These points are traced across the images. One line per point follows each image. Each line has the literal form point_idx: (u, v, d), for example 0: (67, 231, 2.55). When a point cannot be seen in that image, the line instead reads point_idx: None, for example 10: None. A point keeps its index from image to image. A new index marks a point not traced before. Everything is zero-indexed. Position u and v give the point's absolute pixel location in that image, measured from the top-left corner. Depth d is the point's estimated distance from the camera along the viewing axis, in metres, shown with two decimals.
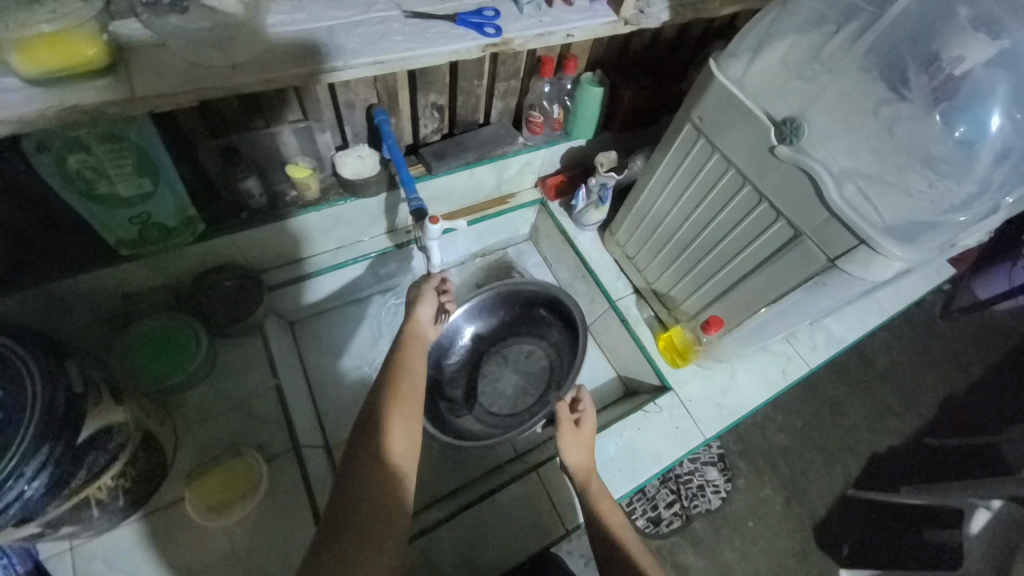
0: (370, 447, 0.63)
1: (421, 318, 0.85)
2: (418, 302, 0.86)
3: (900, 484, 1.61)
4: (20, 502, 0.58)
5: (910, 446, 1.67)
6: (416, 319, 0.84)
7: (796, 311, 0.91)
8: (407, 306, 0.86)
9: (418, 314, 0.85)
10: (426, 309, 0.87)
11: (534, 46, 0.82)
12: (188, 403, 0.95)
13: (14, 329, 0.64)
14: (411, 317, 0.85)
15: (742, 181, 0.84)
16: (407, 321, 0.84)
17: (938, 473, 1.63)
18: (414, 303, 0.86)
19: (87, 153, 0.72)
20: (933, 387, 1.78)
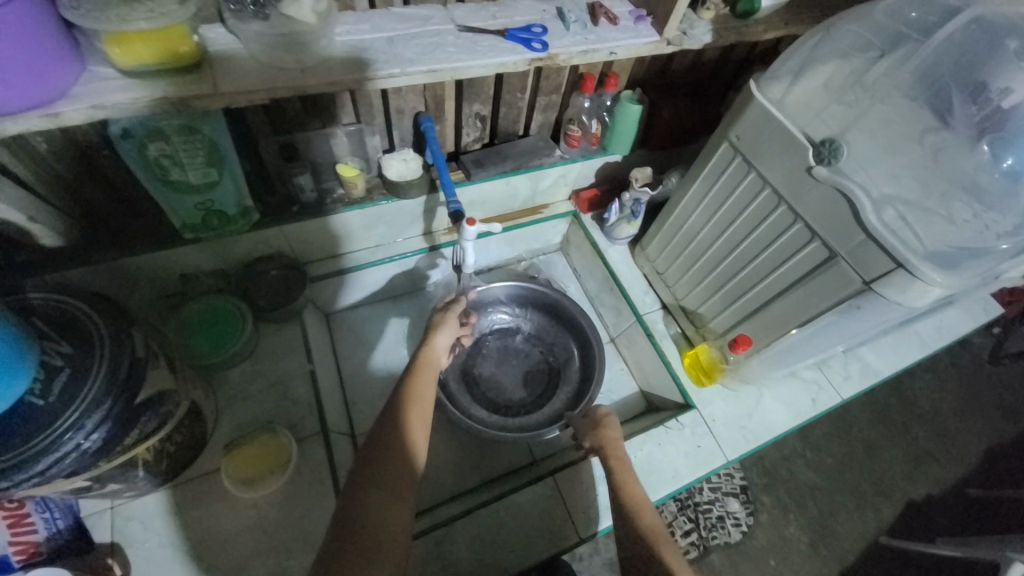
0: (376, 472, 0.65)
1: (438, 344, 0.87)
2: (439, 328, 0.89)
3: (935, 534, 1.53)
4: (77, 454, 0.62)
5: (946, 494, 1.59)
6: (433, 345, 0.86)
7: (828, 334, 0.90)
8: (428, 331, 0.89)
9: (436, 341, 0.87)
10: (446, 334, 0.89)
11: (578, 62, 0.86)
12: (229, 381, 1.01)
13: (88, 295, 0.71)
14: (429, 342, 0.86)
15: (778, 200, 0.85)
16: (424, 345, 0.86)
17: (971, 524, 1.57)
18: (435, 329, 0.89)
19: (166, 143, 0.80)
20: (976, 435, 1.69)
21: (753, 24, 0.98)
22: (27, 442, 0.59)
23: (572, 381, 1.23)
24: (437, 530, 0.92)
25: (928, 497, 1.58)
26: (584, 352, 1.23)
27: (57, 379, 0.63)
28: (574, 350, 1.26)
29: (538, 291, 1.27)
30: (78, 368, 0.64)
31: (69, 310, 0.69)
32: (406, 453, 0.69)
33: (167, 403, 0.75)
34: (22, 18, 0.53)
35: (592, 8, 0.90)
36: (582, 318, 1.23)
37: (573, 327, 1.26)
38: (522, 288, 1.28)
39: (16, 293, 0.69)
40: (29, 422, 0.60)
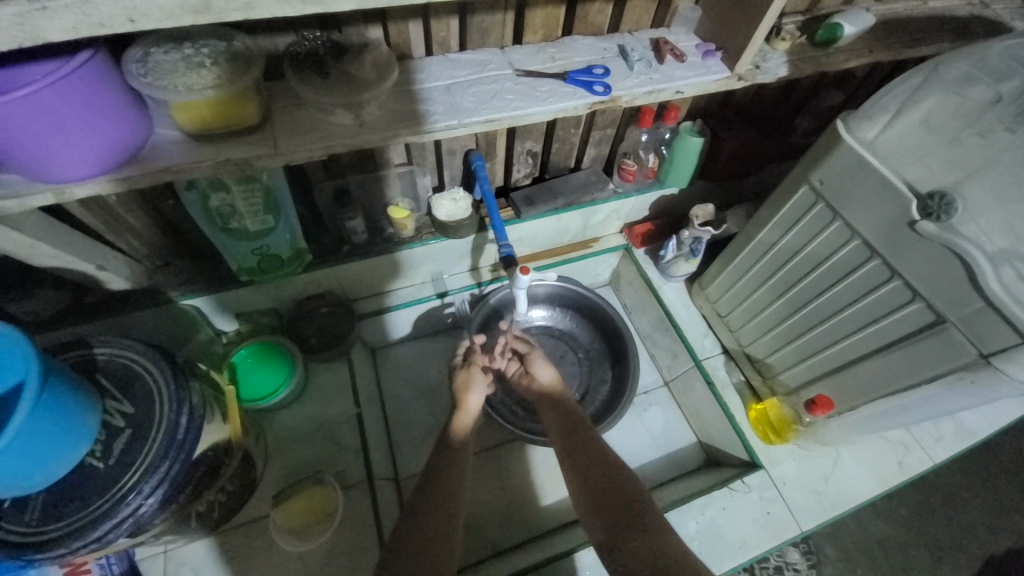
0: (423, 522, 0.68)
1: (471, 405, 0.88)
2: (469, 388, 0.89)
3: None
4: (134, 518, 0.62)
5: None
6: (465, 411, 0.87)
7: (931, 406, 0.79)
8: (458, 394, 0.89)
9: (470, 403, 0.88)
10: (476, 394, 0.89)
11: (641, 102, 0.81)
12: (278, 422, 1.02)
13: (145, 346, 0.70)
14: (461, 408, 0.87)
15: (870, 253, 0.76)
16: (457, 411, 0.87)
17: None
18: (464, 391, 0.89)
19: (226, 194, 0.81)
20: None
21: (834, 53, 0.90)
22: (91, 505, 0.60)
23: (602, 398, 1.17)
24: None
25: (1014, 553, 1.39)
26: (618, 350, 1.19)
27: (118, 439, 0.64)
28: (610, 368, 1.20)
29: (582, 297, 1.22)
30: (137, 427, 0.65)
31: (130, 366, 0.69)
32: (449, 520, 0.70)
33: (222, 453, 0.74)
34: (85, 86, 0.53)
35: (657, 45, 0.85)
36: (622, 331, 1.18)
37: (614, 339, 1.20)
38: (565, 292, 1.23)
39: (83, 348, 0.70)
40: (90, 485, 0.61)
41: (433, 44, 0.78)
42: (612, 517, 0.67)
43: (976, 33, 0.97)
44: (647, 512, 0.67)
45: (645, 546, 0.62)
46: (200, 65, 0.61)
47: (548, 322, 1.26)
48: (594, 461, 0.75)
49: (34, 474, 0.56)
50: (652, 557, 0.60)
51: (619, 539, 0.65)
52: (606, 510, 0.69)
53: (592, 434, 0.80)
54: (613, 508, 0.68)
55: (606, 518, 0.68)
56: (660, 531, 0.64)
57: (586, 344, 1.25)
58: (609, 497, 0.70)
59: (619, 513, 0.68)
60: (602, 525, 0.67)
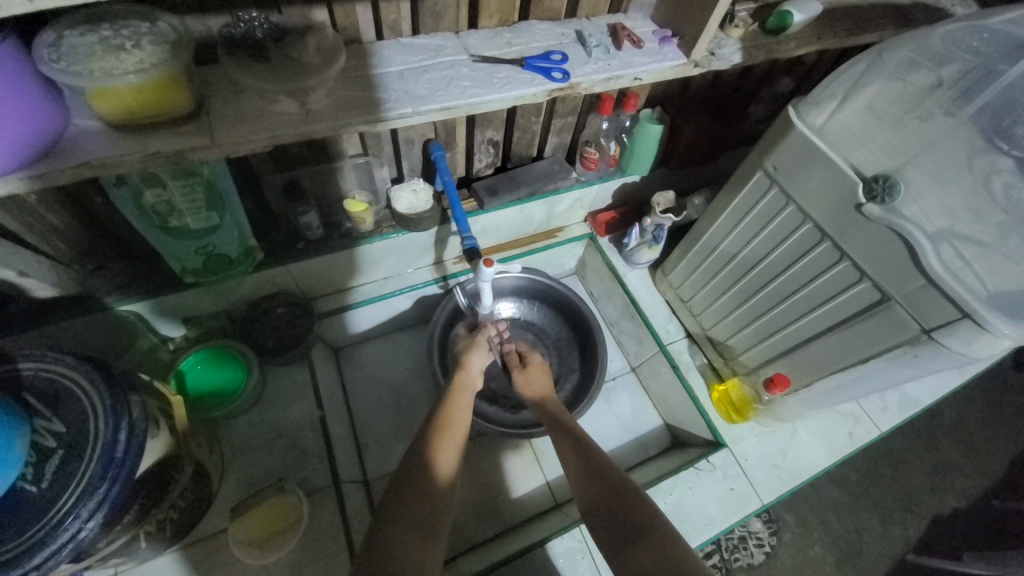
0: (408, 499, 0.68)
1: (472, 366, 0.95)
2: (473, 350, 0.98)
3: (961, 550, 1.47)
4: (73, 545, 0.56)
5: (972, 507, 1.52)
6: (467, 368, 0.94)
7: (878, 379, 0.84)
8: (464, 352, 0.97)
9: (470, 362, 0.95)
10: (478, 357, 0.97)
11: (600, 89, 0.80)
12: (236, 430, 0.97)
13: (75, 358, 0.64)
14: (465, 364, 0.95)
15: (821, 236, 0.79)
16: (460, 369, 0.94)
17: (1004, 541, 1.48)
18: (469, 350, 0.97)
19: (162, 189, 0.75)
20: (1002, 446, 1.62)
21: (785, 40, 0.92)
22: (22, 534, 0.55)
23: (571, 387, 1.18)
24: None
25: (953, 511, 1.51)
26: (586, 339, 1.20)
27: (50, 461, 0.58)
28: (578, 358, 1.21)
29: (550, 288, 1.22)
30: (71, 447, 0.59)
31: (59, 381, 0.63)
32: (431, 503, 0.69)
33: (168, 468, 0.70)
34: None
35: (614, 31, 0.84)
36: (589, 320, 1.18)
37: (582, 330, 1.21)
38: (533, 283, 1.23)
39: (3, 364, 0.63)
40: (19, 513, 0.55)
41: (383, 28, 0.75)
42: (618, 529, 0.65)
43: (915, 22, 1.01)
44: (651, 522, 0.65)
45: (647, 547, 0.61)
46: (120, 47, 0.55)
47: (515, 314, 1.25)
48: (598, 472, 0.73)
49: None
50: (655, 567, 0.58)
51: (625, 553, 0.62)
52: (613, 522, 0.66)
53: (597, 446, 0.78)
54: (613, 510, 0.68)
55: (613, 530, 0.66)
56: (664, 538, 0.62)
57: (554, 335, 1.25)
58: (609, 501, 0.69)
59: (625, 524, 0.65)
60: (611, 538, 0.65)
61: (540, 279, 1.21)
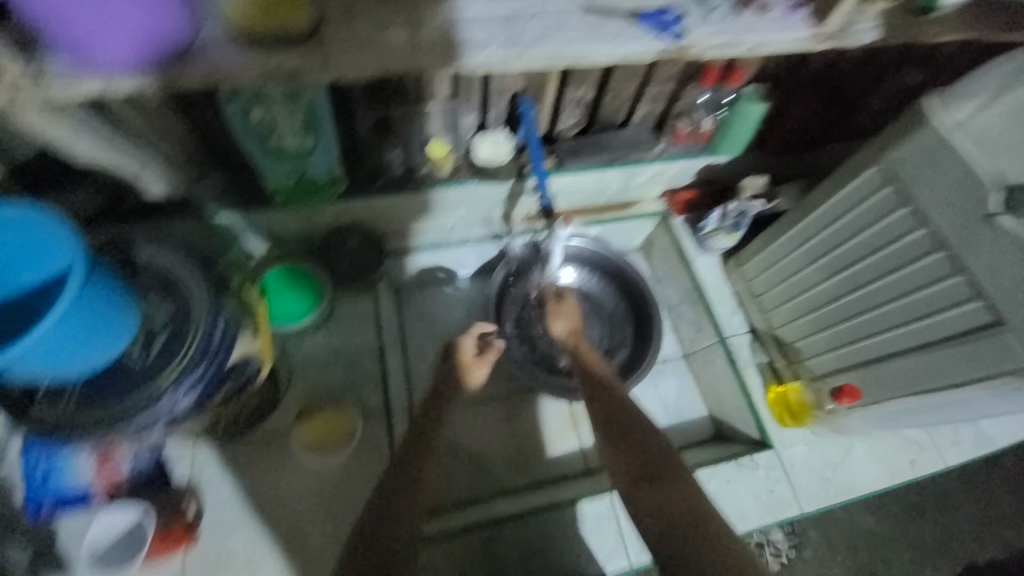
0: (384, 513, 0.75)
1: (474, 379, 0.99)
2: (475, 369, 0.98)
3: None
4: (171, 415, 0.64)
5: (1016, 562, 1.43)
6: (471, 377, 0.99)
7: (959, 407, 0.78)
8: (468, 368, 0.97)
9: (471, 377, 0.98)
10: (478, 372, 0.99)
11: (714, 55, 0.76)
12: (302, 345, 1.04)
13: (183, 253, 0.71)
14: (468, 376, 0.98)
15: (935, 245, 0.72)
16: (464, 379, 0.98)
17: None
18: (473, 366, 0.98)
19: (267, 108, 0.78)
20: None
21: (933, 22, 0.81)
22: (131, 396, 0.62)
23: (620, 361, 1.18)
24: (487, 526, 0.91)
25: (992, 562, 1.43)
26: (643, 317, 1.19)
27: (158, 338, 0.65)
28: (631, 334, 1.20)
29: (614, 261, 1.21)
30: (176, 330, 0.66)
31: (169, 271, 0.69)
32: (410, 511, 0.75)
33: (251, 365, 0.77)
34: None
35: None
36: (651, 297, 1.18)
37: (639, 309, 1.20)
38: (597, 254, 1.22)
39: (123, 247, 0.70)
40: (128, 376, 0.63)
41: None
42: (635, 465, 0.72)
43: None
44: (665, 461, 0.72)
45: (665, 492, 0.69)
46: None
47: (574, 282, 1.24)
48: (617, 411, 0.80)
49: (74, 361, 0.57)
50: (672, 514, 0.67)
51: (638, 488, 0.70)
52: (630, 459, 0.73)
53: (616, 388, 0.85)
54: (636, 460, 0.73)
55: (630, 466, 0.73)
56: (679, 479, 0.70)
57: (608, 308, 1.24)
58: (632, 450, 0.74)
59: (642, 462, 0.72)
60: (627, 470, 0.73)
61: (606, 251, 1.20)
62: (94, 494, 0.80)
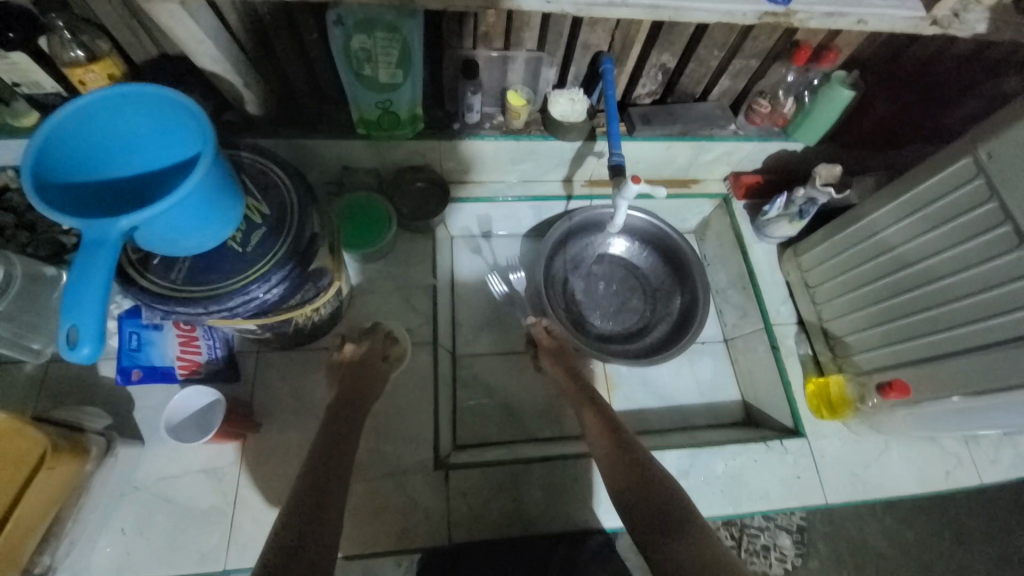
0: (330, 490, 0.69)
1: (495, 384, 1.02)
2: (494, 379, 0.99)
3: None
4: (259, 301, 0.71)
5: None
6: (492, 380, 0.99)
7: (1011, 410, 0.78)
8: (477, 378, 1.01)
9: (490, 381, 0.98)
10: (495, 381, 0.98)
11: (816, 25, 0.77)
12: (360, 273, 1.10)
13: (282, 162, 0.77)
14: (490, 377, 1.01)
15: (1017, 243, 0.71)
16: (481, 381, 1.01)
17: None
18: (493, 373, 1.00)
19: (369, 37, 0.82)
20: None
21: None
22: (228, 278, 0.69)
23: (661, 332, 1.19)
24: (516, 463, 0.96)
25: None
26: (688, 291, 1.19)
27: (256, 232, 0.72)
28: (676, 305, 1.20)
29: (667, 235, 1.20)
30: (273, 227, 0.72)
31: (269, 175, 0.76)
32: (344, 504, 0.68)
33: (320, 288, 0.81)
34: None
35: None
36: (698, 271, 1.16)
37: (686, 283, 1.20)
38: (651, 226, 1.22)
39: (232, 149, 0.78)
40: (227, 260, 0.70)
41: None
42: (652, 515, 0.70)
43: None
44: (684, 507, 0.70)
45: (683, 539, 0.65)
46: None
47: (624, 253, 1.25)
48: (638, 467, 0.78)
49: (192, 236, 0.63)
50: (696, 558, 0.61)
51: (657, 539, 0.67)
52: (647, 508, 0.71)
53: (639, 442, 0.83)
54: (654, 512, 0.70)
55: (646, 516, 0.71)
56: (695, 525, 0.67)
57: (654, 281, 1.24)
58: (648, 501, 0.72)
59: (659, 513, 0.70)
60: (645, 526, 0.70)
61: (661, 224, 1.19)
62: (177, 373, 0.90)
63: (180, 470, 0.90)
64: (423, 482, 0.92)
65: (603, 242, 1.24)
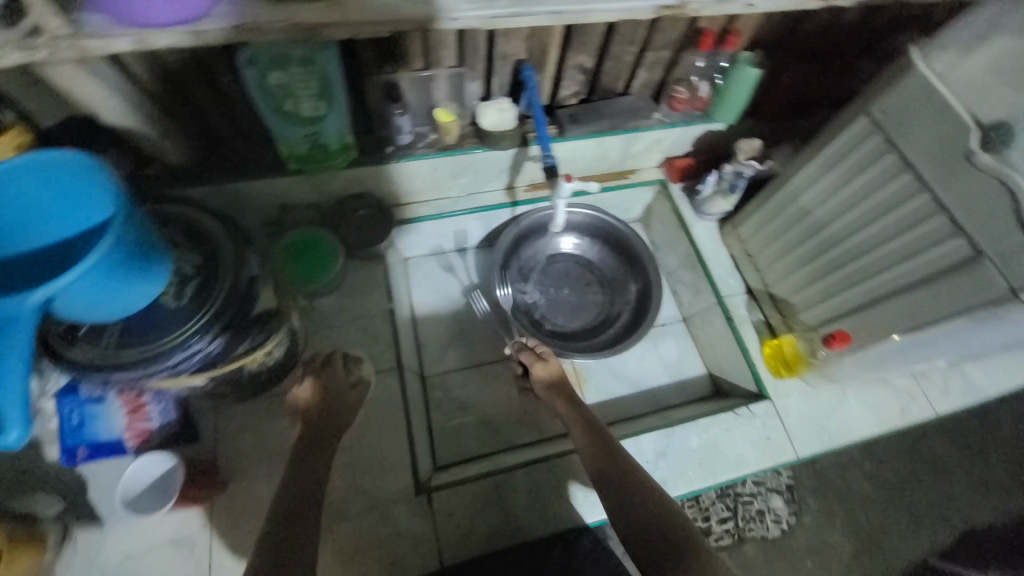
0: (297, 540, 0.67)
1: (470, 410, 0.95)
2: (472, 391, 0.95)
3: None
4: (202, 354, 0.69)
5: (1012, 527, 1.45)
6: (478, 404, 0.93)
7: (941, 343, 0.84)
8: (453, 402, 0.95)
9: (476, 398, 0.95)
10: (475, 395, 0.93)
11: (709, 13, 0.82)
12: (316, 309, 1.08)
13: (213, 210, 0.76)
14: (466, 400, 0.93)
15: (920, 188, 0.77)
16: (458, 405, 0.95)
17: None
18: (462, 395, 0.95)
19: (285, 72, 0.81)
20: None
21: None
22: (165, 336, 0.67)
23: (621, 320, 1.22)
24: (499, 473, 0.96)
25: (989, 527, 1.45)
26: (641, 276, 1.22)
27: (190, 284, 0.70)
28: (632, 290, 1.24)
29: (613, 226, 1.24)
30: (207, 277, 0.71)
31: (200, 225, 0.75)
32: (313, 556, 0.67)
33: (267, 333, 0.76)
34: None
35: None
36: (646, 256, 1.21)
37: (637, 268, 1.24)
38: (597, 220, 1.25)
39: (159, 203, 0.76)
40: (162, 318, 0.68)
41: None
42: (652, 543, 0.70)
43: None
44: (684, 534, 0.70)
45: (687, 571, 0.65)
46: None
47: (576, 250, 1.28)
48: (634, 491, 0.76)
49: (116, 300, 0.61)
50: None
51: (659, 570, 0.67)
52: (646, 537, 0.71)
53: (634, 464, 0.80)
54: (654, 540, 0.70)
55: (646, 546, 0.70)
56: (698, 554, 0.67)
57: (609, 272, 1.27)
58: (647, 532, 0.71)
59: (660, 541, 0.69)
60: (646, 557, 0.69)
61: (606, 217, 1.22)
62: (127, 443, 0.86)
63: (148, 544, 0.86)
64: (407, 510, 0.91)
65: (554, 242, 1.26)
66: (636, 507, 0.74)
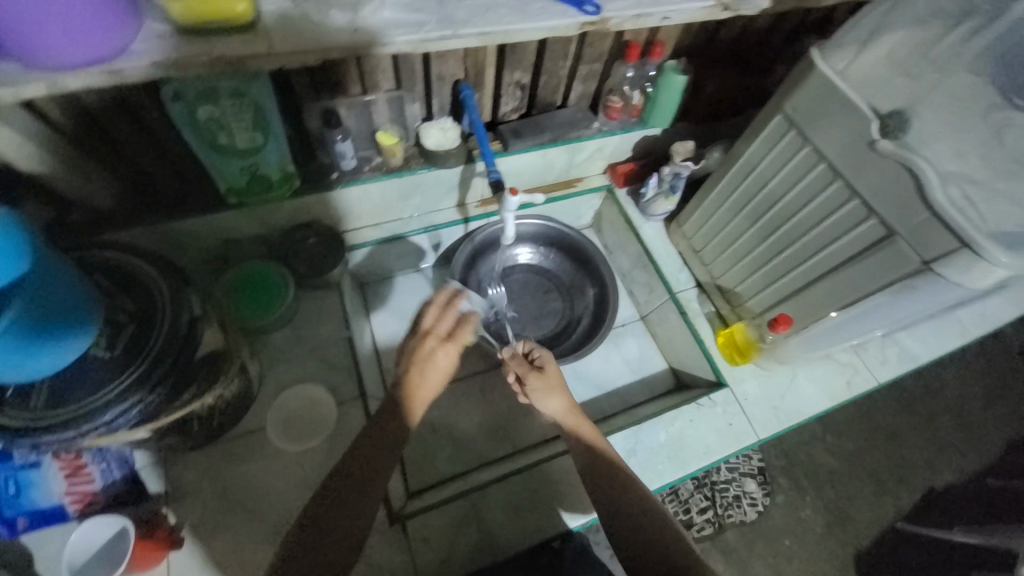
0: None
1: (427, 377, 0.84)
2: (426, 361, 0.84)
3: (951, 521, 1.49)
4: (143, 406, 0.65)
5: (965, 482, 1.55)
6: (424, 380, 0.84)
7: (871, 318, 0.91)
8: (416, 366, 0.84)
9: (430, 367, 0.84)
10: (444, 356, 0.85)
11: (629, 27, 0.86)
12: (270, 343, 1.04)
13: (147, 253, 0.73)
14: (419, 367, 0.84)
15: (834, 175, 0.84)
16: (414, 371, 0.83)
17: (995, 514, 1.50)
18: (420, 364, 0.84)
19: (214, 105, 0.79)
20: (998, 428, 1.64)
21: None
22: (100, 391, 0.63)
23: (582, 324, 1.25)
24: (476, 490, 0.95)
25: (944, 485, 1.54)
26: (597, 280, 1.26)
27: (123, 332, 0.66)
28: (590, 294, 1.27)
29: (565, 233, 1.26)
30: (141, 320, 0.68)
31: (133, 269, 0.71)
32: None
33: (213, 373, 0.73)
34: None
35: None
36: (599, 259, 1.25)
37: (592, 272, 1.27)
38: (550, 229, 1.27)
39: (84, 249, 0.72)
40: (95, 372, 0.64)
41: None
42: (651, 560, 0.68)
43: None
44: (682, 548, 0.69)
45: None
46: None
47: (533, 260, 1.30)
48: (634, 507, 0.75)
49: (37, 355, 0.56)
50: None
51: None
52: (647, 553, 0.69)
53: (636, 481, 0.78)
54: (654, 558, 0.68)
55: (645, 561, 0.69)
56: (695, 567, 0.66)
57: (566, 278, 1.30)
58: (648, 549, 0.69)
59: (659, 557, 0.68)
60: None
61: (558, 224, 1.25)
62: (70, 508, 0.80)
63: None
64: (382, 543, 0.88)
65: (511, 254, 1.28)
66: (635, 522, 0.73)
